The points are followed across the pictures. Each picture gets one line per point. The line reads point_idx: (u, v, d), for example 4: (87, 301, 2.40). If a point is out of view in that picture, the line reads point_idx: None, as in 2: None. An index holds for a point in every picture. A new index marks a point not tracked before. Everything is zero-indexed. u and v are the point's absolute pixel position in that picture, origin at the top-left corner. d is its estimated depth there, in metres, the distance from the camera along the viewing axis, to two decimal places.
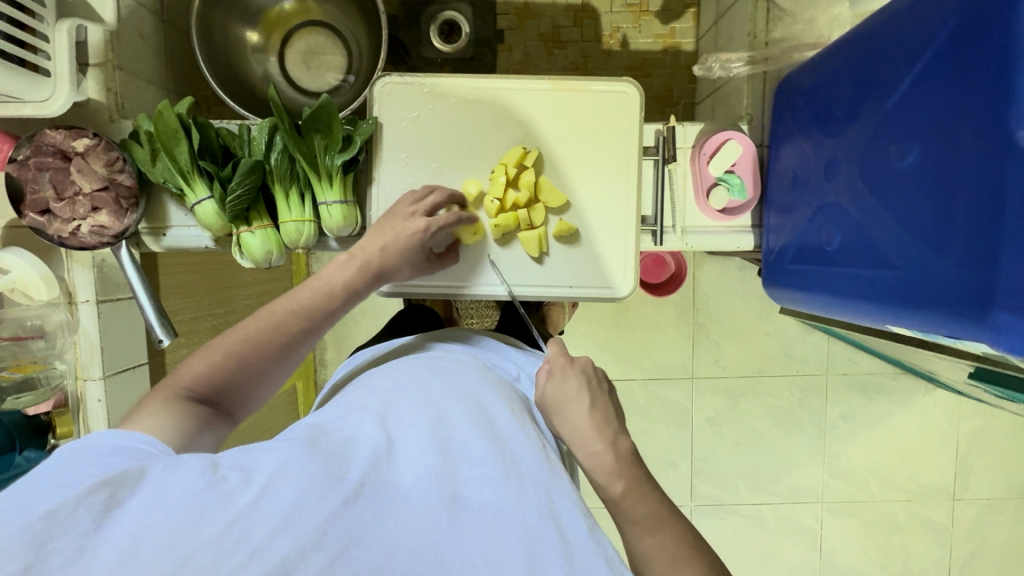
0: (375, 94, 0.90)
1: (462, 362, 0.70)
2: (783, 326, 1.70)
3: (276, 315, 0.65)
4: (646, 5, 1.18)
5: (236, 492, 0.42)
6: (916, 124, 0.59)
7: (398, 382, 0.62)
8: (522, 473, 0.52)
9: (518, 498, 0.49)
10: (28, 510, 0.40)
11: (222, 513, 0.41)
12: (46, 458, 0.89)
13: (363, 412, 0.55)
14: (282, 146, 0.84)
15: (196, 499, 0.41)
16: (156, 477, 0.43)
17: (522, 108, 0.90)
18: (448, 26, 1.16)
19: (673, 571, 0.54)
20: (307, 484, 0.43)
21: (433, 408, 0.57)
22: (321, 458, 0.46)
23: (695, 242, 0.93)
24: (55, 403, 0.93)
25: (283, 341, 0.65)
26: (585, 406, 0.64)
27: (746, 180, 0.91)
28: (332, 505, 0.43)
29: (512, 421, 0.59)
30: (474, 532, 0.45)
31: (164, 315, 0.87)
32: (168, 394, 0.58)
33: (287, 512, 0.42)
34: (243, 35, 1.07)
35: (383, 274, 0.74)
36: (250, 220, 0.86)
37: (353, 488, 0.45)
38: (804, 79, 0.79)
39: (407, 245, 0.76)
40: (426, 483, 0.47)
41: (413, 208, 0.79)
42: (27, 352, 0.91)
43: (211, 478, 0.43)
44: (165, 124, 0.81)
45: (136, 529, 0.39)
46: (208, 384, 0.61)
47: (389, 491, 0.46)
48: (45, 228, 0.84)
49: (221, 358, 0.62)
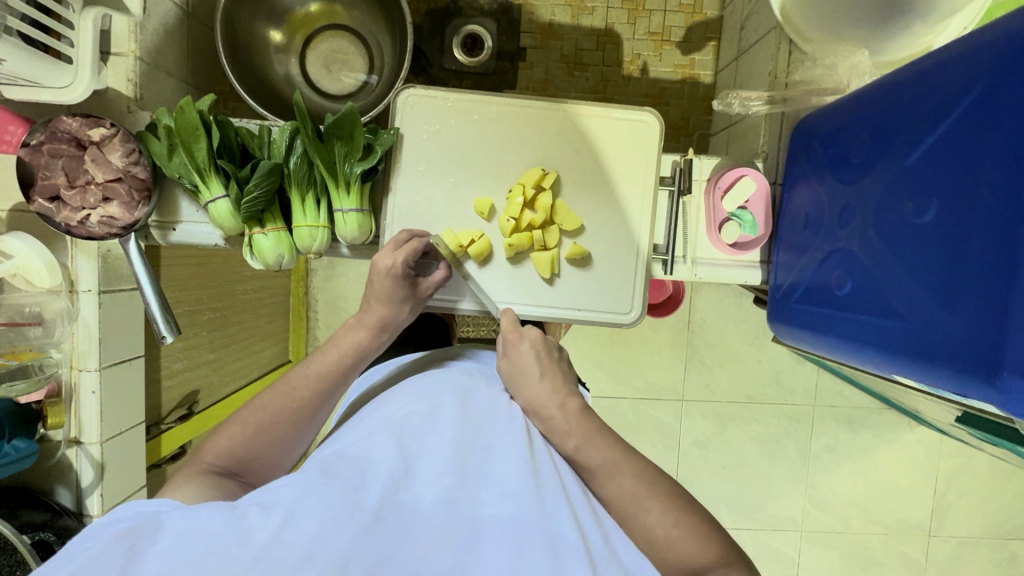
0: (398, 104, 0.90)
1: (476, 378, 0.71)
2: (776, 355, 1.72)
3: (290, 381, 0.69)
4: (668, 35, 1.20)
5: (255, 528, 0.43)
6: (933, 182, 0.61)
7: (410, 404, 0.63)
8: (543, 486, 0.53)
9: (537, 512, 0.50)
10: (61, 567, 0.42)
11: (245, 549, 0.42)
12: (35, 448, 0.88)
13: (374, 438, 0.56)
14: (302, 151, 0.84)
15: (215, 540, 0.42)
16: (173, 526, 0.45)
17: (541, 131, 0.91)
18: (471, 40, 1.16)
19: (635, 506, 0.59)
20: (325, 514, 0.45)
21: (444, 428, 0.57)
22: (337, 488, 0.47)
23: (704, 274, 0.94)
24: (48, 392, 0.92)
25: (301, 407, 0.68)
26: (536, 375, 0.71)
27: (758, 216, 0.92)
28: (352, 534, 0.44)
29: (523, 439, 0.60)
30: (495, 546, 0.46)
31: (168, 312, 0.85)
32: (193, 469, 0.59)
33: (308, 544, 0.43)
34: (266, 34, 1.07)
35: (387, 325, 0.78)
36: (264, 222, 0.86)
37: (372, 513, 0.46)
38: (822, 122, 0.81)
39: (392, 290, 0.78)
40: (441, 510, 0.48)
41: (388, 251, 0.81)
42: (23, 339, 0.90)
43: (231, 516, 0.45)
44: (185, 120, 0.80)
45: (158, 575, 0.40)
46: (230, 457, 0.63)
47: (409, 519, 0.47)
48: (54, 216, 0.83)
49: (239, 429, 0.65)
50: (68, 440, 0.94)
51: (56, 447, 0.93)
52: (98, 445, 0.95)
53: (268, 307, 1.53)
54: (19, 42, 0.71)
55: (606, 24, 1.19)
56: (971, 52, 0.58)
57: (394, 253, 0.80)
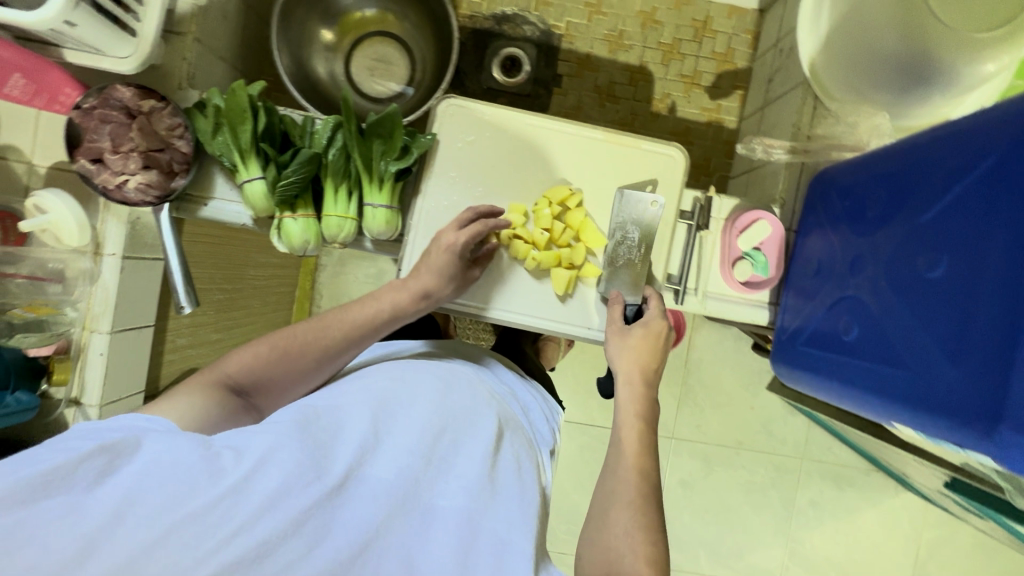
0: (438, 111, 0.94)
1: (459, 370, 0.74)
2: (769, 403, 1.73)
3: (327, 320, 0.73)
4: (698, 79, 1.25)
5: (226, 469, 0.47)
6: (946, 240, 0.64)
7: (395, 378, 0.66)
8: (499, 491, 0.58)
9: (488, 513, 0.55)
10: (30, 464, 0.44)
11: (210, 487, 0.45)
12: (35, 403, 0.89)
13: (351, 405, 0.59)
14: (341, 144, 0.87)
15: (187, 472, 0.45)
16: (151, 450, 0.47)
17: (570, 153, 0.94)
18: (510, 62, 1.21)
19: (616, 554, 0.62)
20: (294, 469, 0.48)
21: (420, 411, 0.60)
22: (310, 447, 0.51)
23: (713, 308, 0.96)
24: (58, 348, 0.92)
25: (327, 347, 0.72)
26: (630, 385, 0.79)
27: (770, 259, 0.95)
28: (315, 496, 0.48)
29: (490, 432, 0.63)
30: (445, 537, 0.52)
31: (190, 282, 0.87)
32: (211, 379, 0.65)
33: (273, 493, 0.46)
34: (318, 32, 1.12)
35: (428, 295, 0.81)
36: (295, 208, 0.88)
37: (336, 481, 0.49)
38: (841, 176, 0.85)
39: (446, 264, 0.82)
40: (400, 483, 0.52)
41: (452, 229, 0.85)
42: (41, 294, 0.90)
43: (205, 453, 0.48)
44: (235, 103, 0.84)
45: (126, 492, 0.44)
46: (248, 375, 0.68)
47: (370, 489, 0.51)
48: (93, 177, 0.86)
49: (266, 350, 0.69)
50: (69, 400, 0.94)
51: (56, 404, 0.93)
52: (97, 408, 0.95)
53: (274, 295, 1.54)
54: (93, 11, 0.75)
55: (640, 62, 1.25)
56: (991, 124, 0.61)
57: (457, 231, 0.84)
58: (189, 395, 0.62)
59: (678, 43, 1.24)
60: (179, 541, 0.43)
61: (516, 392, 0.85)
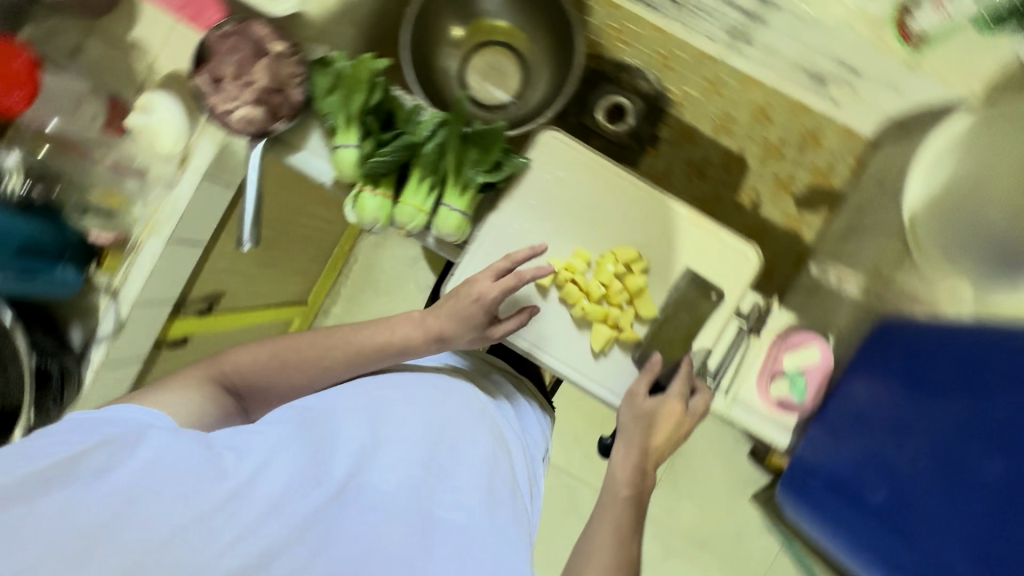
0: (537, 139, 0.95)
1: (468, 390, 0.80)
2: (747, 516, 1.68)
3: (331, 341, 0.76)
4: (790, 185, 1.25)
5: (229, 471, 0.51)
6: (998, 444, 0.65)
7: (397, 395, 0.71)
8: (495, 508, 0.64)
9: (485, 529, 0.60)
10: (37, 459, 0.47)
11: (215, 487, 0.49)
12: (78, 282, 0.91)
13: (348, 416, 0.64)
14: (440, 140, 0.89)
15: (192, 469, 0.50)
16: (156, 442, 0.51)
17: (649, 219, 0.95)
18: (615, 109, 1.26)
19: None
20: (293, 476, 0.53)
21: (415, 431, 0.66)
22: (306, 453, 0.56)
23: (738, 415, 0.95)
24: (116, 239, 0.94)
25: (324, 366, 0.76)
26: (636, 448, 0.87)
27: (810, 387, 0.93)
28: (314, 500, 0.52)
29: (486, 462, 0.69)
30: (445, 549, 0.56)
31: (258, 221, 0.89)
32: (206, 375, 0.69)
33: (274, 496, 0.51)
34: (449, 27, 1.16)
35: (443, 338, 0.81)
36: (377, 184, 0.90)
37: (334, 487, 0.54)
38: (908, 333, 0.83)
39: (469, 314, 0.80)
40: (401, 492, 0.58)
41: (488, 279, 0.82)
42: (119, 185, 0.94)
43: (206, 453, 0.52)
44: (359, 74, 0.88)
45: (131, 487, 0.47)
46: (242, 379, 0.72)
47: (369, 497, 0.56)
48: (206, 95, 0.89)
49: (265, 357, 0.73)
50: (107, 289, 0.96)
51: (95, 289, 0.96)
52: (129, 306, 0.96)
53: (315, 247, 1.56)
54: None
55: (739, 150, 1.25)
56: None
57: (491, 283, 0.81)
58: (184, 387, 0.66)
59: (782, 144, 1.24)
60: (190, 537, 0.47)
61: (519, 411, 0.90)
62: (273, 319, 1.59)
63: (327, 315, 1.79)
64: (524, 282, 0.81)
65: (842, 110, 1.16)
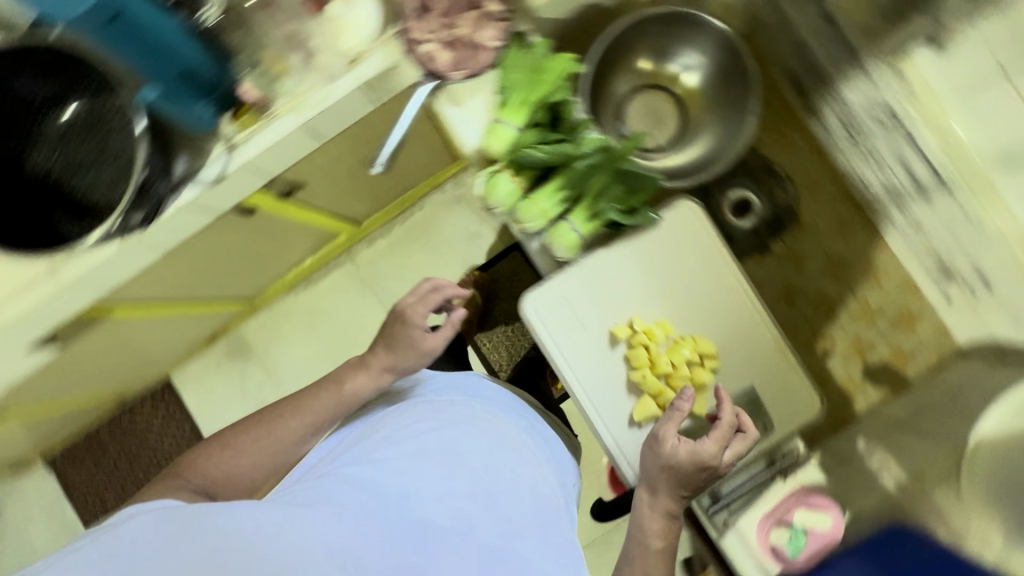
0: (675, 203, 0.95)
1: (502, 420, 0.87)
2: None
3: (280, 419, 0.82)
4: (865, 351, 1.23)
5: (288, 535, 0.57)
6: None
7: (426, 433, 0.78)
8: (541, 527, 0.74)
9: (535, 550, 0.71)
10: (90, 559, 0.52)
11: (288, 562, 0.55)
12: (212, 127, 0.90)
13: (378, 465, 0.71)
14: (595, 163, 0.90)
15: (257, 539, 0.55)
16: (209, 527, 0.56)
17: (740, 327, 0.95)
18: (742, 204, 1.28)
19: None
20: (347, 530, 0.60)
21: (451, 466, 0.73)
22: (348, 509, 0.63)
23: (728, 538, 0.97)
24: (257, 102, 0.90)
25: (282, 449, 0.82)
26: (653, 497, 0.84)
27: (806, 548, 0.95)
28: (383, 549, 0.60)
29: (530, 490, 0.78)
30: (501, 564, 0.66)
31: (395, 152, 0.90)
32: (170, 486, 0.73)
33: (343, 553, 0.58)
34: (637, 57, 1.17)
35: (391, 368, 0.87)
36: (517, 172, 0.94)
37: (394, 531, 0.62)
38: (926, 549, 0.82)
39: (399, 335, 0.86)
40: (455, 523, 0.67)
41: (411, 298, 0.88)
42: (281, 55, 0.90)
43: (257, 520, 0.57)
44: (554, 70, 0.90)
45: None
46: (205, 480, 0.76)
47: (427, 532, 0.64)
48: (405, 16, 0.86)
49: (221, 452, 0.79)
50: (225, 141, 0.91)
51: (216, 137, 0.91)
52: (229, 167, 0.90)
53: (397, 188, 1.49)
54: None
55: (835, 296, 1.25)
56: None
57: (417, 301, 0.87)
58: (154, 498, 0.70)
59: (882, 314, 1.22)
60: None
61: (544, 433, 0.95)
62: (323, 230, 1.45)
63: (373, 248, 1.64)
64: (446, 292, 0.89)
65: (950, 310, 1.14)
